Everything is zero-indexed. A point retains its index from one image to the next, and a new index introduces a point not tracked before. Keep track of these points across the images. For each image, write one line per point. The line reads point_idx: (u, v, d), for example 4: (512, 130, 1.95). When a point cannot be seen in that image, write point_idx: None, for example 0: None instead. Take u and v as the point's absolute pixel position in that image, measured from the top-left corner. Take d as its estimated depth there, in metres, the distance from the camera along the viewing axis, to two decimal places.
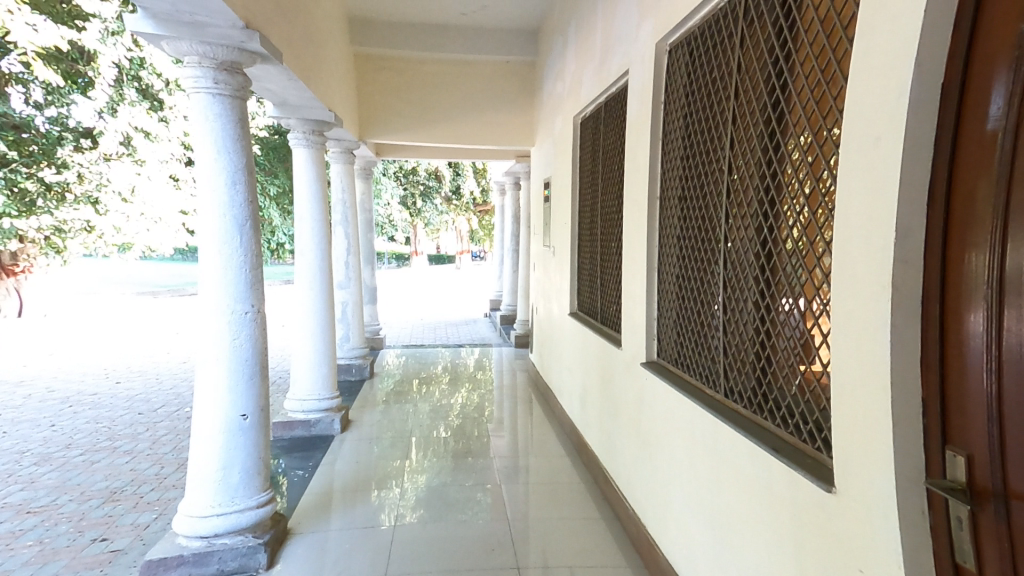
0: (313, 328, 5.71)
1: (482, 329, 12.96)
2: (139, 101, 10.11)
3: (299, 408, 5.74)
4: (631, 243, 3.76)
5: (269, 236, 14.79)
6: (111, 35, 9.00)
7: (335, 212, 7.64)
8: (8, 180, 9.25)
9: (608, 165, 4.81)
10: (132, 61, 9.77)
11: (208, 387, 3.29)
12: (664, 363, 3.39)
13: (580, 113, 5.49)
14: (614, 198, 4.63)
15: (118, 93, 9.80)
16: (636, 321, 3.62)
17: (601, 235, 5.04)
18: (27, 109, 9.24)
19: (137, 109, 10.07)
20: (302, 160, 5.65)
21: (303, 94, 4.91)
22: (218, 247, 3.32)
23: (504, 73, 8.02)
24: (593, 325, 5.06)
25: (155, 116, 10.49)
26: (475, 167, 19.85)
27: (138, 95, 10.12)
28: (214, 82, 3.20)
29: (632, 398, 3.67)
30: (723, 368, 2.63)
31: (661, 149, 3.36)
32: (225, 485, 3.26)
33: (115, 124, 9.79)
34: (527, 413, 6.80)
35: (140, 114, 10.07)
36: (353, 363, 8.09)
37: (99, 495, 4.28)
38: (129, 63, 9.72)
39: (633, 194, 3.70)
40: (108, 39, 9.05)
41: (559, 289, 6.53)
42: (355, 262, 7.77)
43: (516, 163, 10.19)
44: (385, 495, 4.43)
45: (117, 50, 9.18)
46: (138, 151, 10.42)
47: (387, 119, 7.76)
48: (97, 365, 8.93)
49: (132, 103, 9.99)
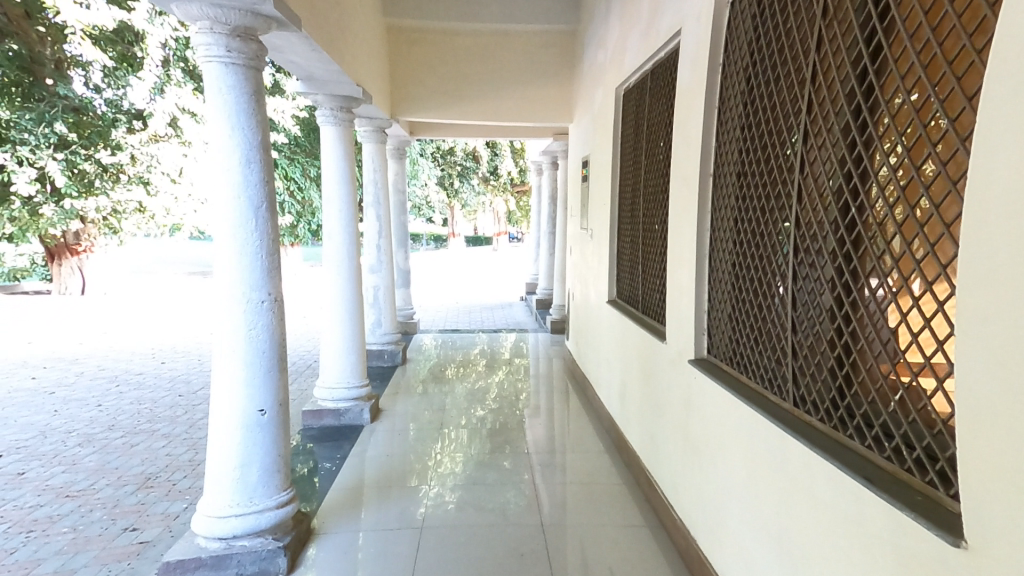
0: (343, 313, 5.55)
1: (518, 313, 12.70)
2: (185, 82, 10.04)
3: (329, 396, 5.60)
4: (677, 225, 3.37)
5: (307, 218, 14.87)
6: (157, 16, 9.07)
7: (367, 194, 7.47)
8: (70, 163, 9.52)
9: (652, 140, 4.39)
10: (176, 41, 9.72)
11: (226, 379, 3.12)
12: (715, 361, 3.00)
13: (623, 83, 5.00)
14: (658, 178, 4.23)
15: (165, 75, 9.78)
16: (683, 314, 3.24)
17: (643, 218, 4.66)
18: (88, 92, 8.87)
19: (183, 90, 10.06)
20: (330, 139, 5.45)
21: (329, 68, 4.66)
22: (232, 231, 3.12)
23: (541, 45, 7.54)
24: (634, 315, 4.70)
25: (200, 97, 10.39)
26: (513, 147, 19.32)
27: (185, 76, 10.05)
28: (226, 50, 2.95)
29: (679, 400, 3.31)
30: (790, 372, 2.24)
31: (717, 120, 2.93)
32: (243, 485, 3.10)
33: (162, 104, 9.81)
34: (563, 403, 6.52)
35: (186, 94, 10.11)
36: (386, 348, 7.95)
37: (133, 481, 4.25)
38: (174, 43, 9.67)
39: (682, 171, 3.28)
40: (154, 19, 9.17)
41: (598, 274, 6.15)
42: (386, 246, 7.64)
43: (554, 141, 9.75)
44: (438, 471, 4.64)
45: (163, 31, 9.34)
46: (184, 132, 10.48)
47: (419, 97, 7.45)
48: (144, 345, 9.13)
49: (178, 83, 9.93)
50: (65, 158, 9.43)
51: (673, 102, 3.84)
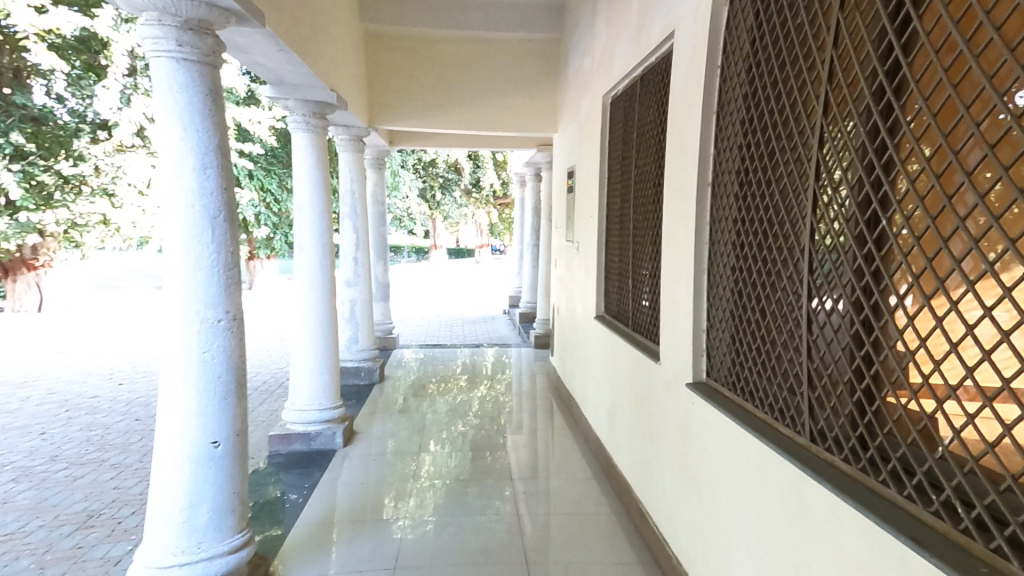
0: (315, 330, 5.22)
1: (501, 327, 12.42)
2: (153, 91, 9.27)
3: (299, 419, 5.22)
4: (672, 236, 3.16)
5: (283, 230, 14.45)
6: (123, 22, 8.45)
7: (343, 204, 7.18)
8: (27, 174, 9.11)
9: (643, 148, 4.22)
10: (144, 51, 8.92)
11: (174, 409, 2.79)
12: (715, 384, 2.78)
13: (612, 90, 4.82)
14: (649, 189, 4.07)
15: (131, 83, 9.05)
16: (681, 334, 3.01)
17: (633, 230, 4.47)
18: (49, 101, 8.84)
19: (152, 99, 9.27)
20: (302, 147, 5.16)
21: (299, 71, 4.39)
22: (186, 242, 2.81)
23: (525, 53, 7.38)
24: (624, 332, 4.49)
25: None
26: (496, 159, 19.11)
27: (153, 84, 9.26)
28: (178, 44, 2.66)
29: (676, 426, 3.07)
30: (808, 404, 2.01)
31: (717, 126, 2.73)
32: (190, 528, 2.76)
33: (129, 113, 9.07)
34: (548, 422, 6.25)
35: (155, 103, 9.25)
36: (362, 366, 7.59)
37: (72, 521, 3.84)
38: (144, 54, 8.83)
39: (678, 180, 3.07)
40: (121, 26, 8.51)
41: (584, 289, 5.93)
42: (364, 258, 7.35)
43: (538, 152, 9.57)
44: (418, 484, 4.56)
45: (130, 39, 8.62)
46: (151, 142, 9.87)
47: (398, 104, 7.21)
48: (102, 364, 8.62)
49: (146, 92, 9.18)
50: (21, 169, 9.02)
51: (666, 108, 3.65)
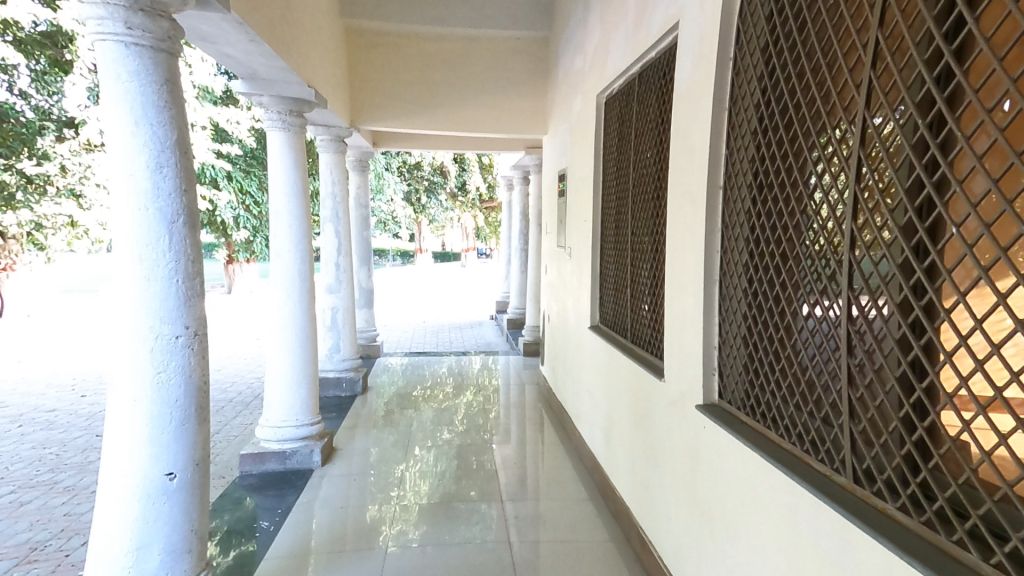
0: (291, 341, 4.91)
1: (489, 333, 12.14)
2: None
3: (274, 437, 4.87)
4: (679, 244, 2.94)
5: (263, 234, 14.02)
6: None
7: (324, 208, 6.95)
8: None
9: (642, 151, 4.02)
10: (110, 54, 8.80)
11: (122, 437, 2.46)
12: (731, 409, 2.53)
13: (607, 89, 4.57)
14: (650, 195, 3.88)
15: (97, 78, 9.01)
16: (689, 351, 2.78)
17: (631, 238, 4.26)
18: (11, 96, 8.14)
19: None
20: (278, 146, 4.85)
21: (272, 63, 4.09)
22: (138, 250, 2.50)
23: (514, 52, 7.14)
24: (622, 344, 4.28)
25: None
26: (482, 162, 18.84)
27: None
28: (126, 27, 2.36)
29: (683, 450, 2.83)
30: (849, 441, 1.74)
31: (729, 124, 2.51)
32: (140, 572, 2.45)
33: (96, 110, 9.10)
34: (539, 436, 5.99)
35: None
36: (344, 376, 7.26)
37: (10, 556, 3.45)
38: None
39: (687, 183, 2.83)
40: None
41: (576, 296, 5.69)
42: (346, 264, 7.07)
43: (526, 155, 9.34)
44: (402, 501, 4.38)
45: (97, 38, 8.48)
46: None
47: (382, 104, 6.93)
48: (65, 375, 8.16)
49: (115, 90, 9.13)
50: None
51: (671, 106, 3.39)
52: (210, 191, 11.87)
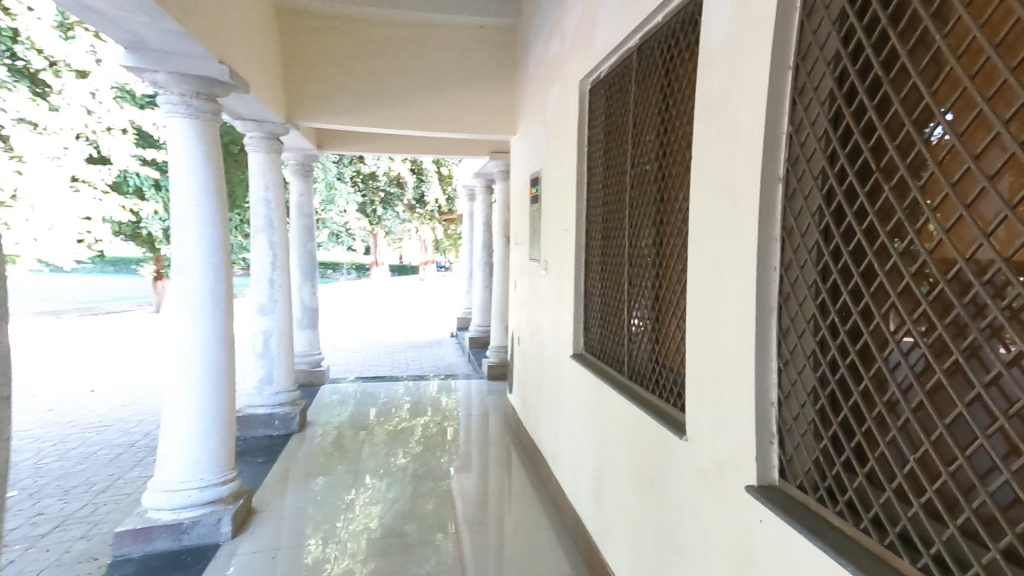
0: (200, 377, 3.92)
1: (449, 353, 11.20)
2: (13, 82, 8.80)
3: (166, 505, 3.81)
4: (717, 257, 2.17)
5: None
6: None
7: (256, 215, 5.96)
8: None
9: (644, 143, 3.31)
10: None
11: None
12: (802, 499, 1.75)
13: (595, 71, 3.83)
14: (655, 198, 3.17)
15: None
16: (736, 408, 2.00)
17: (627, 251, 3.51)
18: None
19: (15, 93, 8.78)
20: (181, 134, 3.86)
21: (161, 25, 3.15)
22: None
23: (476, 43, 6.37)
24: (616, 380, 3.51)
25: (45, 105, 9.03)
26: (442, 172, 17.95)
27: (14, 75, 8.85)
28: None
29: (722, 553, 2.05)
30: None
31: (794, 88, 1.79)
32: None
33: None
34: (508, 480, 5.13)
35: (21, 98, 8.78)
36: (276, 414, 6.14)
37: None
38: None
39: (729, 177, 2.09)
40: None
41: (552, 318, 4.91)
42: (282, 280, 6.09)
43: (489, 161, 8.57)
44: (351, 527, 4.18)
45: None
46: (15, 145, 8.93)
47: (326, 96, 6.02)
48: None
49: (2, 82, 8.73)
50: None
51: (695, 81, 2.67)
52: (132, 201, 10.53)
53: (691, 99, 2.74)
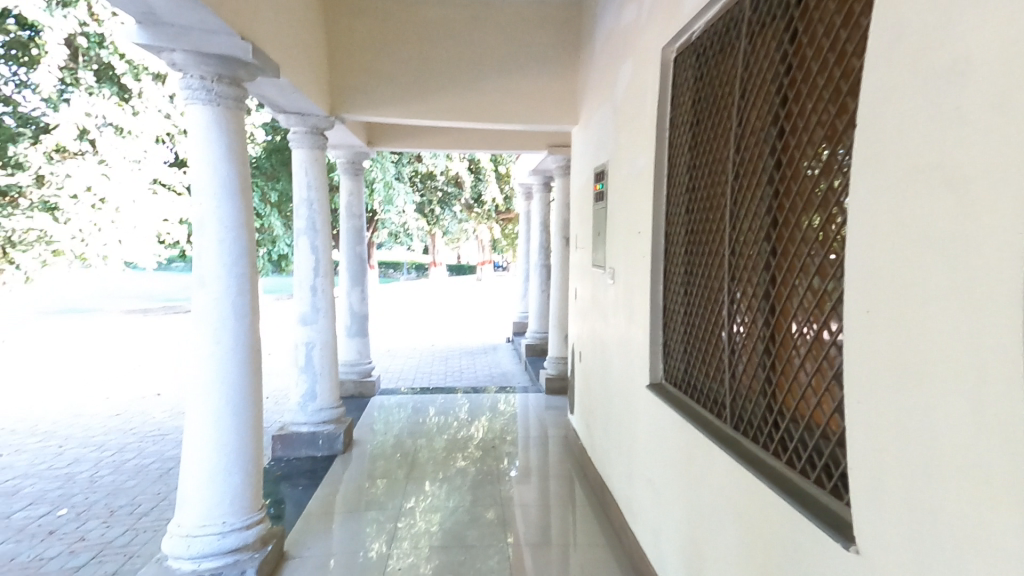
0: (224, 404, 3.45)
1: (505, 360, 10.57)
2: (98, 87, 8.38)
3: (188, 553, 3.35)
4: (924, 277, 1.36)
5: (269, 247, 12.93)
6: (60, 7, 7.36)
7: (298, 217, 5.53)
8: None
9: (757, 117, 2.47)
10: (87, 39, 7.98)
11: None
12: None
13: (684, 33, 3.04)
14: (774, 190, 2.33)
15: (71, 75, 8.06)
16: (979, 532, 1.19)
17: (732, 258, 2.67)
18: None
19: (98, 99, 8.40)
20: (202, 125, 3.38)
21: None
22: None
23: (537, 21, 5.64)
24: (714, 426, 2.70)
25: (123, 108, 8.72)
26: (500, 170, 17.39)
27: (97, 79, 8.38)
28: None
29: None
30: None
31: None
32: None
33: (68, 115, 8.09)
34: (573, 517, 4.40)
35: (103, 104, 8.43)
36: (320, 432, 5.66)
37: None
38: (83, 40, 7.95)
39: (952, 155, 1.28)
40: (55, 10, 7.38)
41: (623, 334, 4.11)
42: (326, 287, 5.62)
43: (548, 155, 7.84)
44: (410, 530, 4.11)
45: (68, 26, 7.49)
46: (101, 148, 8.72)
47: (372, 86, 5.50)
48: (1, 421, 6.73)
49: (89, 89, 8.28)
50: None
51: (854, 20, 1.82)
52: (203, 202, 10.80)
53: (844, 48, 1.87)
